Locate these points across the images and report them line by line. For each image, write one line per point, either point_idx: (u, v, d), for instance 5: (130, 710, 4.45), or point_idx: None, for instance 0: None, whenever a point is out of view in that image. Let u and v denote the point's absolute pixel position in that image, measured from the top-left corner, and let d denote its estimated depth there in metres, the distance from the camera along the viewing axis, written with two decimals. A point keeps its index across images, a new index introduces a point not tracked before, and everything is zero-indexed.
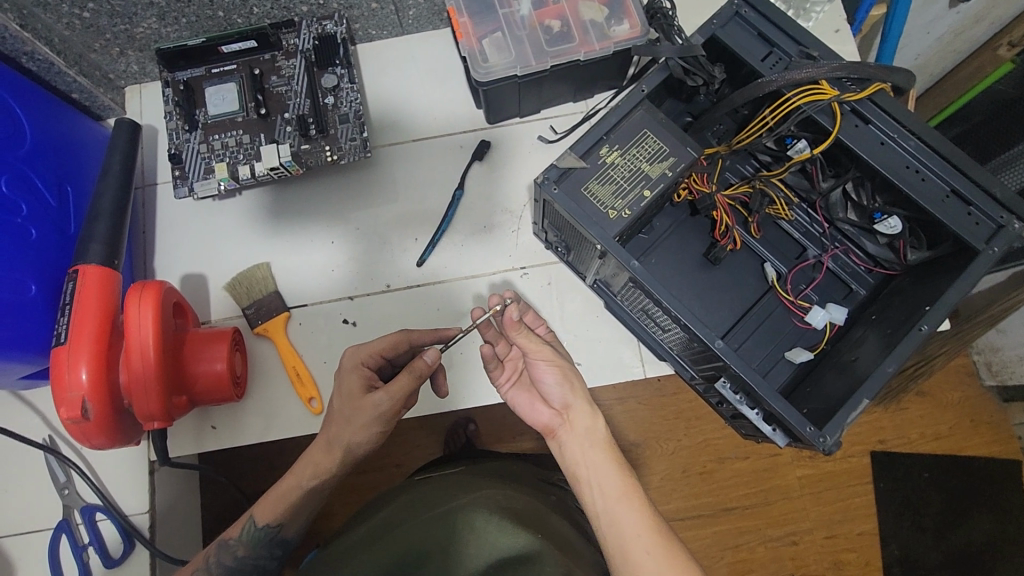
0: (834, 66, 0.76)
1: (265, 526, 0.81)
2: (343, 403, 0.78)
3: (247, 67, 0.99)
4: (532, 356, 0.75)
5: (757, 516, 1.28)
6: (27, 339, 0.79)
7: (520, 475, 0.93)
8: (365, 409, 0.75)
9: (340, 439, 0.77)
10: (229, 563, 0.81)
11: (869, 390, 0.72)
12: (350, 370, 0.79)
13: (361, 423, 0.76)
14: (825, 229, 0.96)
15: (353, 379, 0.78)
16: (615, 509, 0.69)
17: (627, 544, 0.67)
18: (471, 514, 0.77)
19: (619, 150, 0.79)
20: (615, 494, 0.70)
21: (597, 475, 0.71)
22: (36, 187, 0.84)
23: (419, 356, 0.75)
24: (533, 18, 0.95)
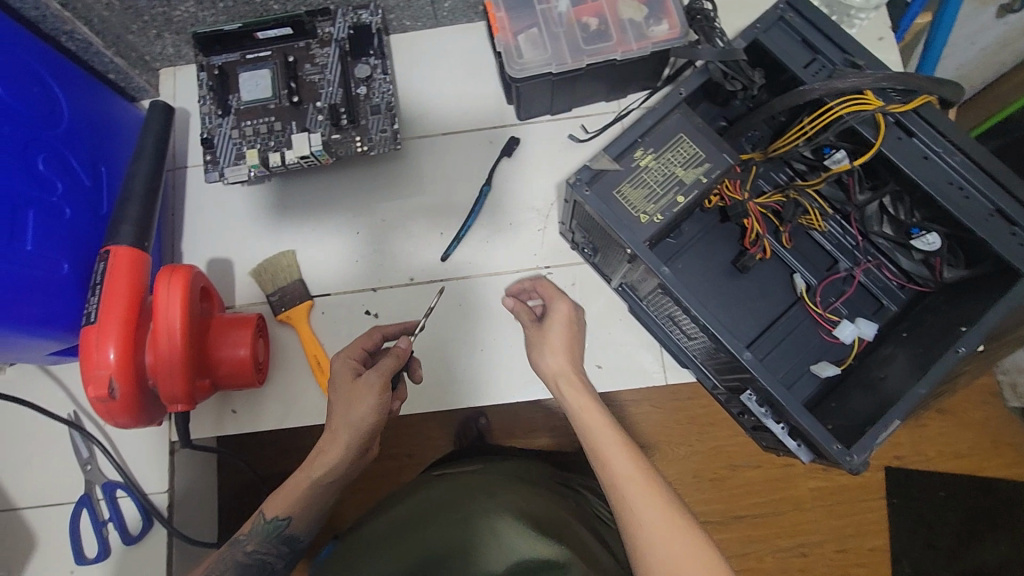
0: (880, 77, 0.74)
1: (274, 519, 0.77)
2: (338, 396, 0.77)
3: (282, 54, 0.99)
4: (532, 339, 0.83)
5: (768, 525, 1.27)
6: (58, 317, 0.80)
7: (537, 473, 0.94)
8: (360, 388, 0.75)
9: (342, 424, 0.75)
10: (240, 559, 0.76)
11: (900, 411, 0.71)
12: (340, 367, 0.80)
13: (358, 404, 0.75)
14: (858, 242, 0.94)
15: (342, 371, 0.79)
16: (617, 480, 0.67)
17: (632, 515, 0.64)
18: (492, 518, 0.79)
19: (654, 153, 0.78)
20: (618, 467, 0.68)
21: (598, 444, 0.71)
22: (73, 166, 0.85)
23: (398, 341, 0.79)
24: (571, 15, 0.93)
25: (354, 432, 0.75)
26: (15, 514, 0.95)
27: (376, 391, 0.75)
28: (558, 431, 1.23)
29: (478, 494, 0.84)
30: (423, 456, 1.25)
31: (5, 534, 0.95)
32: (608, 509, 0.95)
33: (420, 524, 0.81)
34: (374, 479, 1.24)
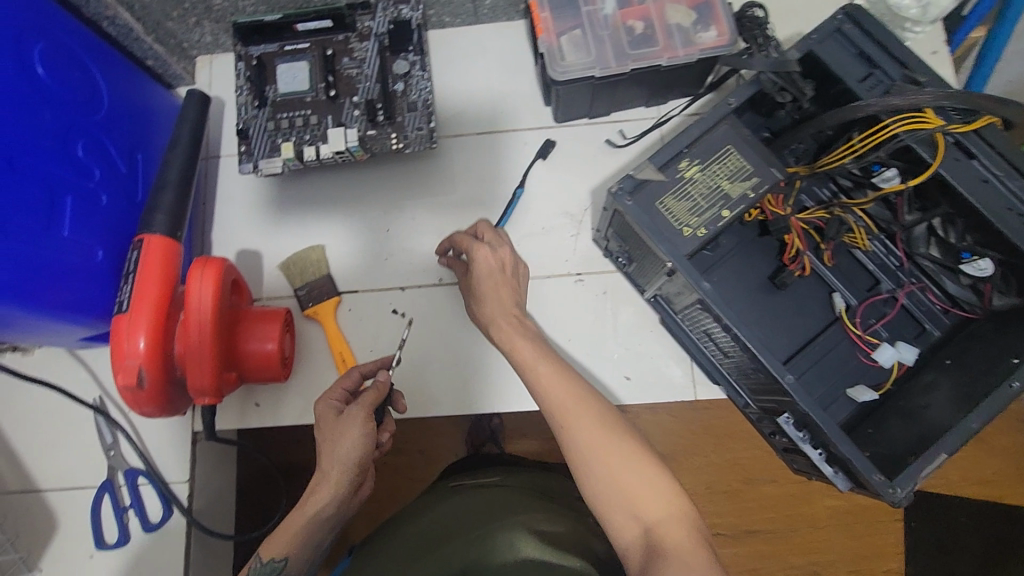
0: (941, 94, 0.71)
1: (268, 562, 0.70)
2: (324, 433, 0.77)
3: (321, 47, 0.98)
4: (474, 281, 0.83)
5: (781, 542, 1.24)
6: (92, 305, 0.80)
7: (556, 488, 0.93)
8: (346, 423, 0.75)
9: (331, 459, 0.75)
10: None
11: (948, 445, 0.70)
12: (324, 410, 0.78)
13: (345, 440, 0.75)
14: (902, 263, 0.91)
15: (326, 412, 0.78)
16: (568, 423, 0.69)
17: (585, 458, 0.67)
18: (510, 536, 0.77)
19: (700, 165, 0.76)
20: (569, 410, 0.70)
21: (546, 391, 0.72)
22: (110, 153, 0.85)
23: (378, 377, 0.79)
24: (617, 18, 0.91)
25: (343, 465, 0.75)
26: (37, 495, 0.96)
27: (361, 422, 0.75)
28: None
29: (499, 512, 0.83)
30: (434, 454, 1.24)
31: (26, 515, 0.95)
32: None
33: (436, 544, 0.79)
34: (386, 474, 1.23)
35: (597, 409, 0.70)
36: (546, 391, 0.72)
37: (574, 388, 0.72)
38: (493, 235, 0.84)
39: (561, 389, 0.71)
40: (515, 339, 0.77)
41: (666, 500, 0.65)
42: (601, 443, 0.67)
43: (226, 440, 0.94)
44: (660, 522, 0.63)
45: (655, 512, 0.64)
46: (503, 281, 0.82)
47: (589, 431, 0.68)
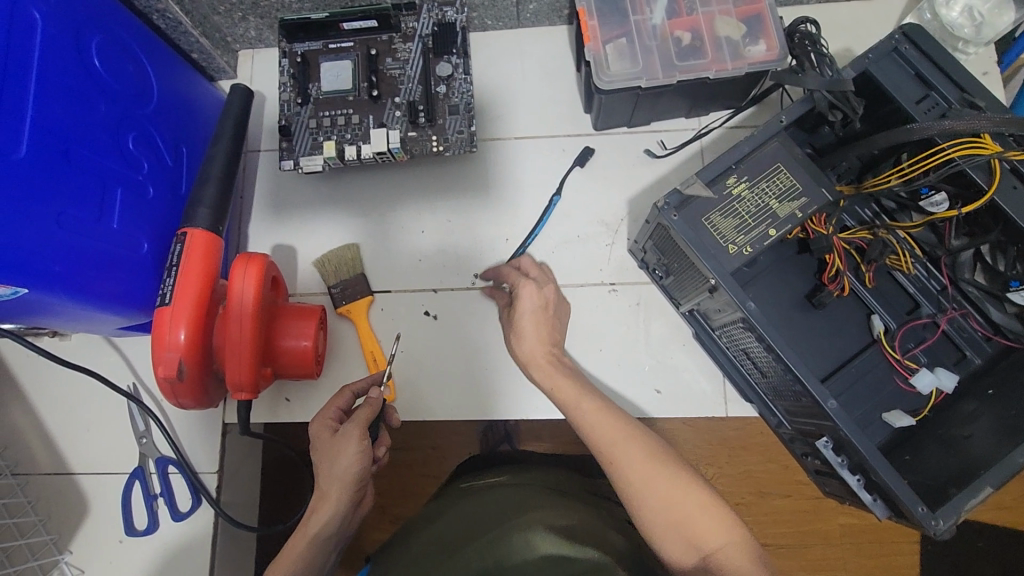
0: (1000, 120, 0.70)
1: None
2: (322, 452, 0.76)
3: (364, 46, 0.98)
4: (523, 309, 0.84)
5: (793, 557, 1.23)
6: (135, 295, 0.80)
7: (568, 485, 0.92)
8: (342, 443, 0.75)
9: (330, 478, 0.75)
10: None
11: (993, 478, 0.69)
12: (318, 430, 0.78)
13: (342, 456, 0.75)
14: (945, 288, 0.89)
15: (321, 432, 0.78)
16: (616, 458, 0.70)
17: (638, 492, 0.68)
18: (530, 533, 0.76)
19: (748, 182, 0.75)
20: (616, 450, 0.71)
21: (593, 431, 0.73)
22: (157, 146, 0.86)
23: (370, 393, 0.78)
24: (665, 28, 0.90)
25: (343, 483, 0.75)
26: (69, 478, 0.97)
27: (356, 439, 0.74)
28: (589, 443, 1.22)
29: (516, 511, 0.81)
30: (449, 451, 1.24)
31: (58, 496, 0.97)
32: None
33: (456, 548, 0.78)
34: (404, 471, 1.24)
35: (641, 438, 0.72)
36: (592, 429, 0.73)
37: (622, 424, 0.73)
38: (540, 273, 0.89)
39: (606, 426, 0.73)
40: (553, 376, 0.79)
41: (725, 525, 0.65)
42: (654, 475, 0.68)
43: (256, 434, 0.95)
44: (720, 548, 0.65)
45: (713, 536, 0.65)
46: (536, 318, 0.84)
47: (638, 463, 0.69)
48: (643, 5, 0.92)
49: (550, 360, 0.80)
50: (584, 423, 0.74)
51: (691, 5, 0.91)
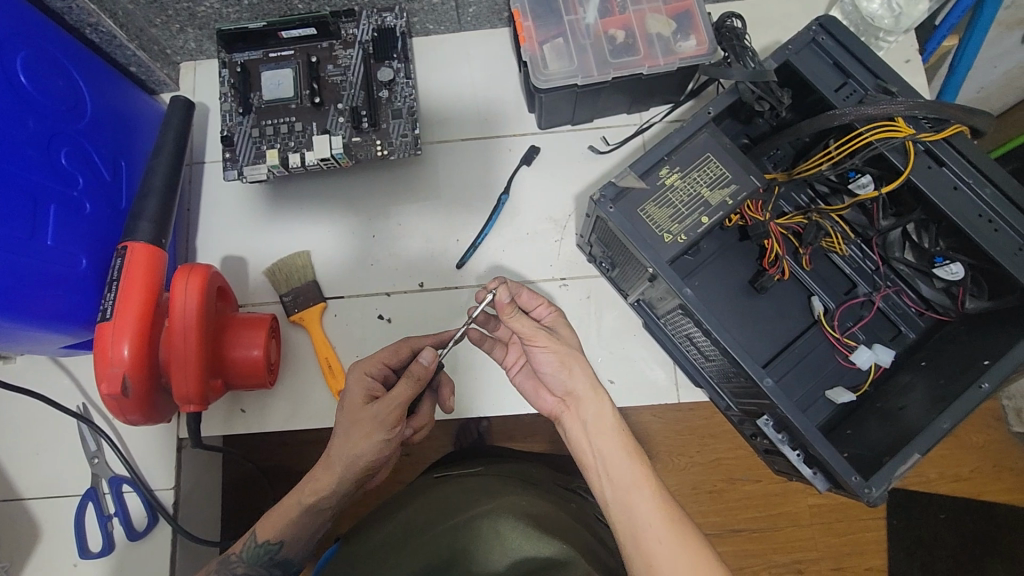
0: (913, 104, 0.74)
1: (265, 542, 0.78)
2: (347, 414, 0.77)
3: (305, 54, 0.98)
4: (529, 343, 0.72)
5: (765, 540, 1.28)
6: (76, 312, 0.79)
7: (538, 479, 0.93)
8: (366, 422, 0.75)
9: (342, 452, 0.75)
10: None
11: (920, 444, 0.72)
12: (355, 383, 0.79)
13: (363, 434, 0.74)
14: (878, 267, 0.93)
15: (355, 391, 0.78)
16: (654, 558, 0.64)
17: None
18: (496, 521, 0.79)
19: (680, 172, 0.78)
20: (660, 550, 0.65)
21: (631, 515, 0.67)
22: (93, 161, 0.85)
23: (415, 360, 0.75)
24: (598, 27, 0.92)
25: (353, 463, 0.75)
26: (19, 504, 0.95)
27: (386, 427, 0.75)
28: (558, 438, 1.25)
29: (482, 495, 0.83)
30: (420, 456, 1.25)
31: (6, 524, 0.94)
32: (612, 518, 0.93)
33: (421, 529, 0.80)
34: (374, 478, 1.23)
35: (683, 532, 0.66)
36: (625, 516, 0.67)
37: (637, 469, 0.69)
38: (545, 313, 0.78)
39: (651, 512, 0.67)
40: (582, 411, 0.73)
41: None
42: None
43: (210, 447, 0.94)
44: None
45: None
46: (563, 365, 0.73)
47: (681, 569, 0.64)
48: (577, 5, 0.94)
49: (607, 426, 0.72)
50: (619, 504, 0.68)
51: (622, 4, 0.94)
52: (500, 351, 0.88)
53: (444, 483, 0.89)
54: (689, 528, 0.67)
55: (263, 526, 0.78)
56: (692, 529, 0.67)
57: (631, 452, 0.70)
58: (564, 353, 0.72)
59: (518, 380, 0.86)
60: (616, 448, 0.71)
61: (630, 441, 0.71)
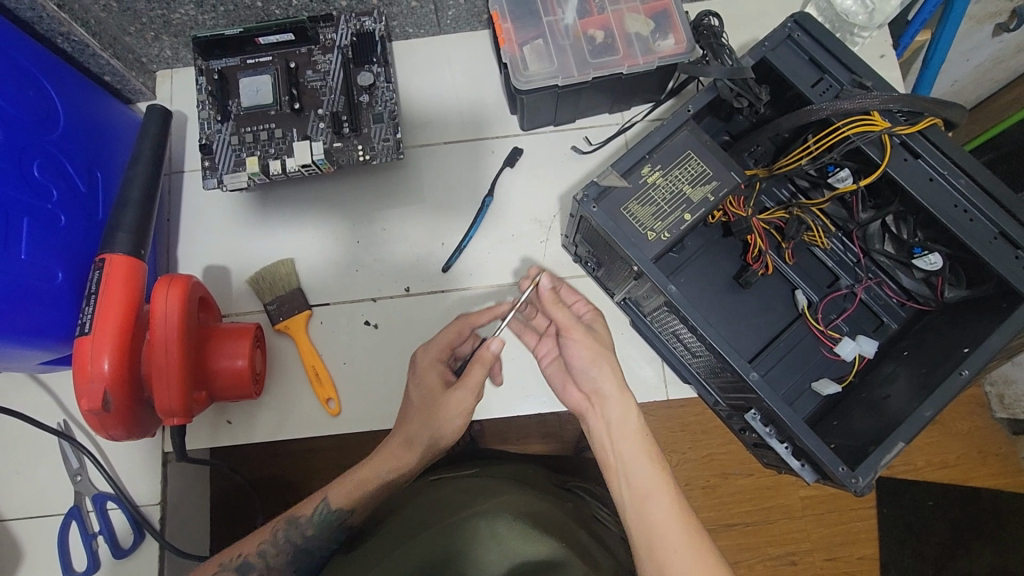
0: (888, 98, 0.75)
1: (338, 509, 0.84)
2: (424, 393, 0.84)
3: (283, 60, 0.98)
4: (565, 334, 0.78)
5: (759, 533, 1.29)
6: (52, 327, 0.78)
7: (534, 479, 0.93)
8: (449, 403, 0.82)
9: (421, 436, 0.83)
10: (297, 540, 0.83)
11: (904, 433, 0.73)
12: (427, 365, 0.86)
13: (442, 417, 0.82)
14: (860, 259, 0.94)
15: (429, 374, 0.85)
16: (667, 558, 0.64)
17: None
18: (492, 521, 0.76)
19: (661, 170, 0.78)
20: (671, 551, 0.65)
21: (647, 519, 0.67)
22: (68, 173, 0.83)
23: (483, 347, 0.80)
24: (577, 28, 0.93)
25: (429, 445, 0.84)
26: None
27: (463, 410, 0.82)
28: (548, 437, 1.30)
29: (478, 497, 0.82)
30: None
31: None
32: (606, 516, 0.93)
33: (414, 530, 0.79)
34: None
35: (698, 542, 0.66)
36: (642, 520, 0.67)
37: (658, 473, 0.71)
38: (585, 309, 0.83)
39: (667, 513, 0.67)
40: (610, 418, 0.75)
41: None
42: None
43: (196, 460, 0.93)
44: None
45: None
46: (597, 360, 0.76)
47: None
48: (555, 6, 0.94)
49: (627, 426, 0.74)
50: (636, 505, 0.69)
51: (600, 4, 0.94)
52: (531, 339, 0.92)
53: (440, 484, 0.87)
54: (704, 538, 0.66)
55: (335, 493, 0.85)
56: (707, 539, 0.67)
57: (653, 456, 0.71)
58: (595, 351, 0.77)
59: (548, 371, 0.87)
60: (636, 448, 0.72)
61: (649, 447, 0.72)
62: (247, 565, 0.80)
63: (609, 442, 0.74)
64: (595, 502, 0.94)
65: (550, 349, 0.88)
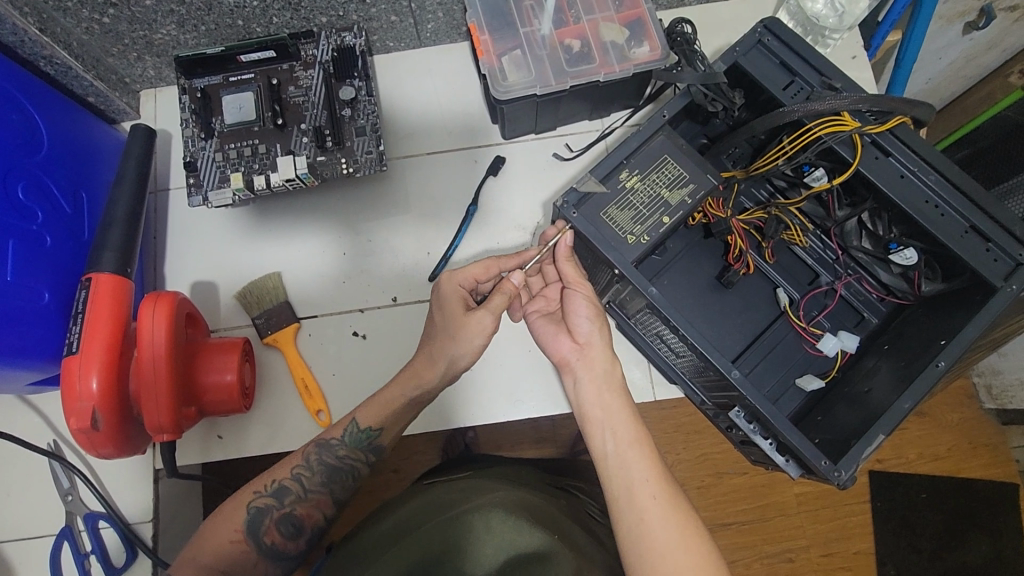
0: (857, 99, 0.77)
1: (366, 429, 0.83)
2: (445, 319, 0.81)
3: (265, 76, 0.99)
4: (572, 288, 0.80)
5: (755, 531, 1.30)
6: (40, 348, 0.78)
7: (528, 479, 0.94)
8: (469, 325, 0.78)
9: (444, 353, 0.80)
10: (330, 461, 0.82)
11: (884, 426, 0.75)
12: (449, 293, 0.81)
13: (468, 338, 0.79)
14: (838, 256, 0.96)
15: (452, 300, 0.81)
16: (646, 510, 0.66)
17: (655, 558, 0.63)
18: (488, 515, 0.77)
19: (639, 175, 0.80)
20: (650, 505, 0.66)
21: (629, 470, 0.69)
22: (52, 194, 0.84)
23: (505, 279, 0.79)
24: (554, 38, 0.95)
25: (453, 363, 0.81)
26: None
27: (486, 334, 0.79)
28: (544, 441, 1.33)
29: (474, 495, 0.82)
30: (408, 470, 1.34)
31: None
32: (600, 515, 0.93)
33: (409, 530, 0.79)
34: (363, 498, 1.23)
35: (674, 500, 0.67)
36: (623, 470, 0.69)
37: (637, 431, 0.72)
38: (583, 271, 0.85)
39: (646, 469, 0.69)
40: (595, 380, 0.76)
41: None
42: (680, 545, 0.64)
43: (187, 476, 0.93)
44: None
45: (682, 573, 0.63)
46: (596, 318, 0.79)
47: (670, 529, 0.65)
48: (532, 17, 0.96)
49: (614, 385, 0.76)
50: (618, 460, 0.70)
51: (576, 14, 0.96)
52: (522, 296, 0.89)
53: (439, 487, 0.88)
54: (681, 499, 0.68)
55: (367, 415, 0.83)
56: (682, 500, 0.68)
57: (634, 417, 0.74)
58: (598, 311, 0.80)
59: (531, 323, 0.84)
60: (618, 406, 0.74)
61: (631, 408, 0.74)
62: (282, 489, 0.80)
63: (593, 394, 0.75)
64: (590, 502, 0.95)
65: (547, 305, 0.86)
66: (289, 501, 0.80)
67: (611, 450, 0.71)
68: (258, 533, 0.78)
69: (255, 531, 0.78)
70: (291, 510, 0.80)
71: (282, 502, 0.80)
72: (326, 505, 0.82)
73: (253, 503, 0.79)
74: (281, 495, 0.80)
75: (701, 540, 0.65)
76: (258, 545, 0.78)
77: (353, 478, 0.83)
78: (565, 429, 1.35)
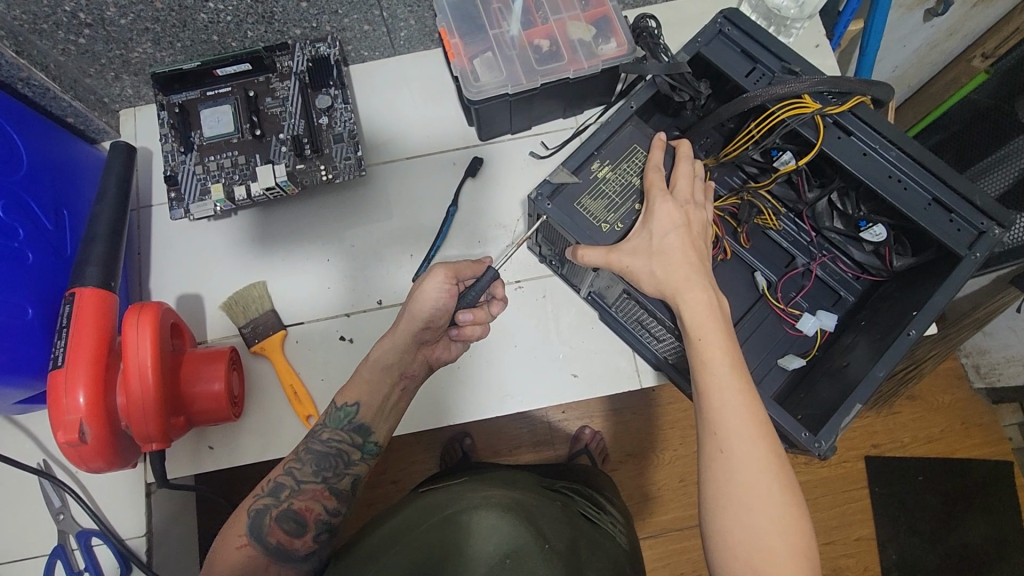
0: (817, 80, 0.79)
1: (345, 407, 0.85)
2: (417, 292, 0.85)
3: (242, 89, 1.01)
4: (660, 214, 0.77)
5: None
6: (24, 364, 0.79)
7: (522, 483, 0.92)
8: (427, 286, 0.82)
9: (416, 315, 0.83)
10: (319, 449, 0.83)
11: (859, 396, 0.77)
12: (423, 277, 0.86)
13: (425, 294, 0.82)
14: (812, 237, 0.97)
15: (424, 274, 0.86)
16: (727, 440, 0.65)
17: (738, 485, 0.63)
18: (479, 514, 0.73)
19: (610, 165, 0.83)
20: (739, 438, 0.64)
21: (723, 397, 0.67)
22: (34, 212, 0.85)
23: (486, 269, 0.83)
24: (522, 38, 0.97)
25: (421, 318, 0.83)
26: None
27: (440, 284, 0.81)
28: (541, 445, 1.34)
29: (469, 496, 0.78)
30: (408, 481, 1.34)
31: None
32: (594, 511, 0.94)
33: (400, 531, 0.75)
34: None
35: (768, 438, 0.65)
36: (720, 395, 0.67)
37: (740, 368, 0.69)
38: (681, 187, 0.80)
39: (741, 408, 0.66)
40: (699, 297, 0.72)
41: (795, 554, 0.61)
42: (760, 481, 0.63)
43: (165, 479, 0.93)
44: (759, 520, 0.62)
45: (765, 514, 0.62)
46: (682, 229, 0.76)
47: (752, 467, 0.63)
48: (500, 19, 0.99)
49: (714, 313, 0.72)
50: (713, 389, 0.67)
51: (543, 15, 0.99)
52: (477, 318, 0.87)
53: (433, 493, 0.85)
54: (774, 437, 0.66)
55: (365, 407, 0.85)
56: (776, 441, 0.66)
57: (730, 342, 0.70)
58: (687, 207, 0.77)
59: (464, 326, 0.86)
60: (716, 331, 0.70)
61: (729, 330, 0.71)
62: (279, 486, 0.80)
63: (697, 320, 0.71)
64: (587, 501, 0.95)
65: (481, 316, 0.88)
66: (287, 496, 0.80)
67: (719, 410, 0.66)
68: (263, 536, 0.77)
69: (260, 534, 0.77)
70: (290, 505, 0.79)
71: (281, 498, 0.80)
72: (322, 503, 0.81)
73: (254, 505, 0.79)
74: (279, 492, 0.80)
75: (785, 482, 0.63)
76: (264, 547, 0.77)
77: (345, 464, 0.83)
78: (562, 431, 1.36)
